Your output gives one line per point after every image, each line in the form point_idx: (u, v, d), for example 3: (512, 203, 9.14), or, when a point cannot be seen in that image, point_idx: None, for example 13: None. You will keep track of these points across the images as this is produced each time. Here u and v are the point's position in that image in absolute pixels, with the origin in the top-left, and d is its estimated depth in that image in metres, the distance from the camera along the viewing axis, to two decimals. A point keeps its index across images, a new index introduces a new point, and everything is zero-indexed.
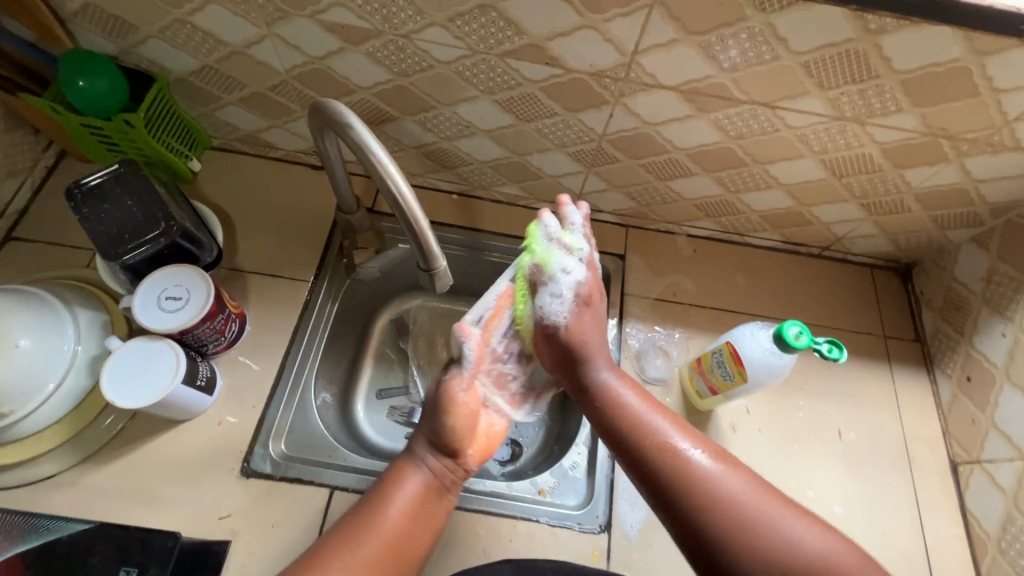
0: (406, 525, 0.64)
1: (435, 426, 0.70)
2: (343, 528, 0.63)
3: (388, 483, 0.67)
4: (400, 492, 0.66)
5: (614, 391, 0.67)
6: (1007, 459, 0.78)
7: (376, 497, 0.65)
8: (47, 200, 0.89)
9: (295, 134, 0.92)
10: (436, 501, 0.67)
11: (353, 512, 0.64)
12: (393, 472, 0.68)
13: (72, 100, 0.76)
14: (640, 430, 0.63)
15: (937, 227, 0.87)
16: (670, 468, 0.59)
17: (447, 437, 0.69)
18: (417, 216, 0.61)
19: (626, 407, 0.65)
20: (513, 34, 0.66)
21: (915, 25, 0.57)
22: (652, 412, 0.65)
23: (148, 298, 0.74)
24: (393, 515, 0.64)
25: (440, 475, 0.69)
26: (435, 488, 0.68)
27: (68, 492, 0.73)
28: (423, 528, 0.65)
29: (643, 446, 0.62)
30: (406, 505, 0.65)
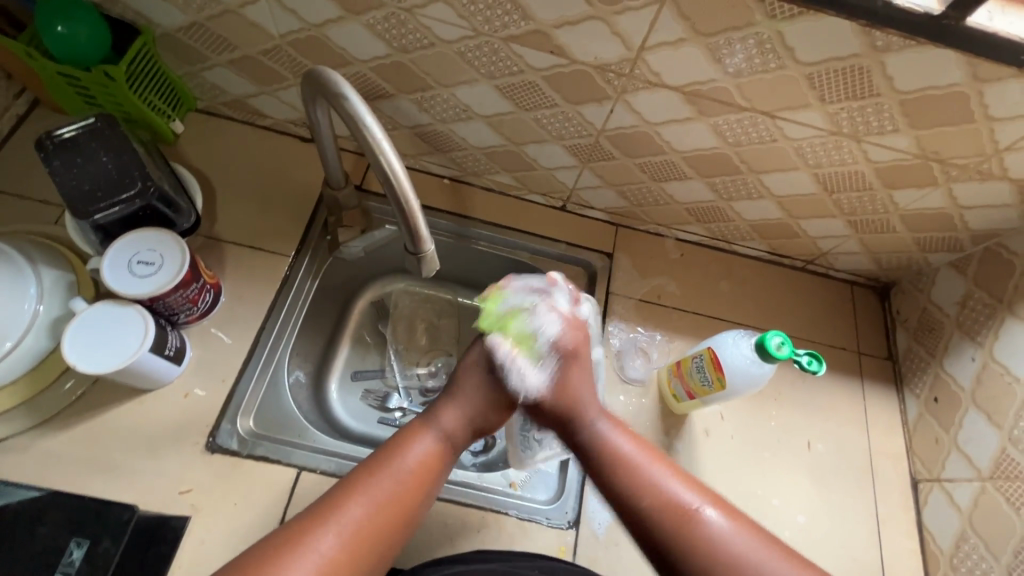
0: (413, 490, 0.56)
1: (468, 394, 0.64)
2: (343, 483, 0.55)
3: (397, 441, 0.59)
4: (408, 453, 0.58)
5: (609, 442, 0.61)
6: (966, 479, 0.80)
7: (384, 453, 0.58)
8: (14, 149, 0.85)
9: (285, 103, 0.89)
10: (444, 467, 0.60)
11: (349, 482, 0.55)
12: (403, 429, 0.61)
13: (50, 45, 0.72)
14: (653, 496, 0.56)
15: (918, 250, 0.88)
16: (666, 525, 0.54)
17: (469, 395, 0.64)
18: (409, 197, 0.59)
19: (625, 459, 0.59)
20: (520, 19, 0.64)
21: (920, 46, 0.57)
22: (656, 466, 0.58)
23: (119, 260, 0.71)
24: (397, 477, 0.56)
25: (453, 445, 0.62)
26: (446, 450, 0.61)
27: (19, 457, 0.70)
28: (428, 494, 0.58)
29: (647, 503, 0.56)
30: (418, 470, 0.57)
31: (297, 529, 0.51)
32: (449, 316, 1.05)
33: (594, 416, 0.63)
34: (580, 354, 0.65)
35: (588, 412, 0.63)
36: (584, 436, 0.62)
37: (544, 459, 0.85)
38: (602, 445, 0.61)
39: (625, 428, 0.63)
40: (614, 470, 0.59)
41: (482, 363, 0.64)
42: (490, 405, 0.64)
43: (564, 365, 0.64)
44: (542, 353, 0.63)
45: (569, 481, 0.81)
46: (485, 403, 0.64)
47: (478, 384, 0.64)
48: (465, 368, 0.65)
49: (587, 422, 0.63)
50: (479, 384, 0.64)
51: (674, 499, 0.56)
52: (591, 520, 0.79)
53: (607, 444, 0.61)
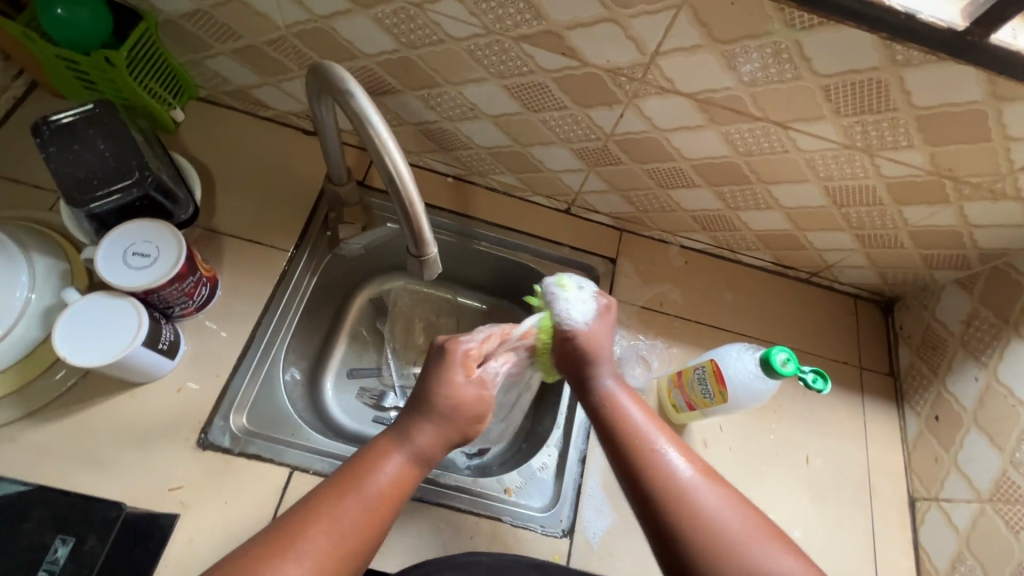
0: (382, 508, 0.55)
1: (438, 411, 0.63)
2: (310, 503, 0.53)
3: (359, 462, 0.58)
4: (371, 476, 0.56)
5: (618, 401, 0.65)
6: (965, 500, 0.80)
7: (347, 477, 0.56)
8: (11, 132, 0.83)
9: (289, 95, 0.87)
10: (412, 486, 0.59)
11: (306, 508, 0.53)
12: (365, 450, 0.60)
13: (50, 28, 0.70)
14: (637, 449, 0.60)
15: (925, 266, 0.87)
16: (647, 477, 0.57)
17: (437, 411, 0.63)
18: (413, 198, 0.58)
19: (625, 412, 0.64)
20: (532, 18, 0.63)
21: (942, 62, 0.55)
22: (646, 420, 0.63)
23: (114, 251, 0.69)
24: (354, 505, 0.54)
25: (423, 462, 0.61)
26: (413, 470, 0.59)
27: (7, 447, 0.69)
28: (396, 512, 0.57)
29: (633, 457, 0.59)
30: (386, 490, 0.56)
31: (253, 560, 0.48)
32: (448, 316, 1.04)
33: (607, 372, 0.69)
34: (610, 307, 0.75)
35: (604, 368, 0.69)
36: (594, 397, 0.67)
37: (541, 466, 0.83)
38: (607, 398, 0.66)
39: (634, 393, 0.67)
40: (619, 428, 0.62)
41: (448, 372, 0.66)
42: (459, 420, 0.64)
43: (601, 315, 0.73)
44: (587, 301, 0.73)
45: (565, 488, 0.81)
46: (454, 419, 0.64)
47: (448, 396, 0.64)
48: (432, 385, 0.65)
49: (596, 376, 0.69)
50: (448, 397, 0.64)
51: (666, 462, 0.58)
52: (586, 529, 0.78)
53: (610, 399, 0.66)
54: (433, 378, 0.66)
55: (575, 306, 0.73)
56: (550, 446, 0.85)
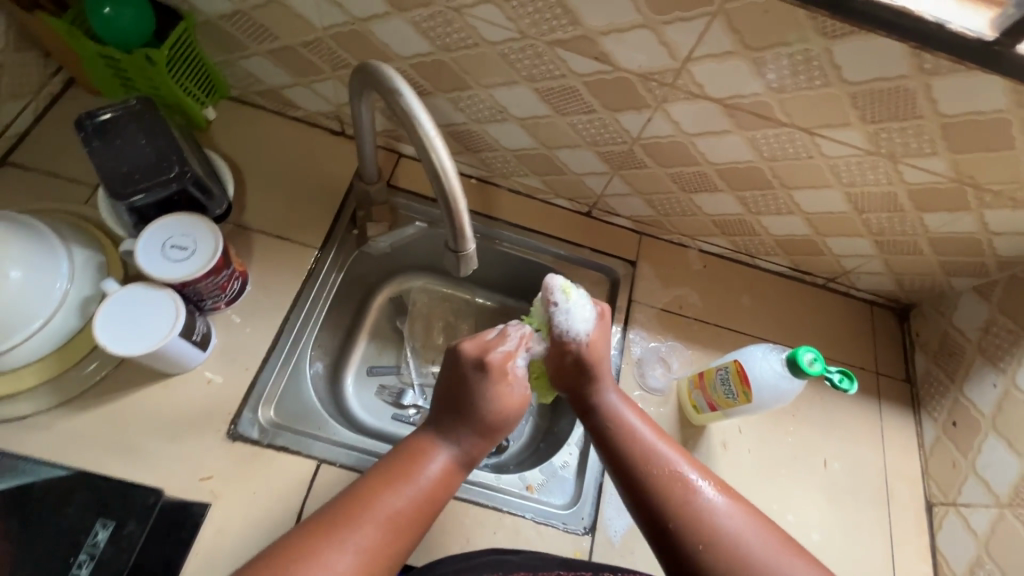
0: (421, 510, 0.55)
1: (475, 420, 0.60)
2: (342, 504, 0.53)
3: (404, 458, 0.58)
4: (417, 474, 0.57)
5: (622, 416, 0.66)
6: (983, 505, 0.80)
7: (388, 476, 0.56)
8: (48, 127, 0.85)
9: (320, 96, 0.89)
10: (457, 482, 0.60)
11: (349, 498, 0.54)
12: (409, 446, 0.59)
13: (97, 26, 0.72)
14: (655, 476, 0.60)
15: (943, 273, 0.88)
16: (666, 504, 0.58)
17: (482, 421, 0.61)
18: (456, 196, 0.59)
19: (632, 432, 0.64)
20: (568, 23, 0.64)
21: (969, 71, 0.57)
22: (658, 441, 0.64)
23: (152, 244, 0.71)
24: (399, 502, 0.54)
25: (462, 462, 0.60)
26: (458, 471, 0.60)
27: (42, 435, 0.70)
28: (436, 509, 0.57)
29: (652, 483, 0.60)
30: (428, 491, 0.56)
31: (304, 546, 0.50)
32: (467, 316, 1.05)
33: (608, 388, 0.69)
34: (605, 314, 0.71)
35: (606, 382, 0.69)
36: (595, 413, 0.68)
37: (562, 464, 0.85)
38: (611, 421, 0.66)
39: (634, 406, 0.68)
40: (625, 441, 0.64)
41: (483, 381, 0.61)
42: (497, 424, 0.62)
43: (598, 324, 0.70)
44: (586, 308, 0.69)
45: (586, 487, 0.82)
46: (501, 428, 0.62)
47: (496, 407, 0.61)
48: (469, 391, 0.61)
49: (599, 394, 0.68)
50: (496, 409, 0.61)
51: (678, 471, 0.60)
52: (607, 527, 0.79)
53: (615, 420, 0.66)
54: (478, 387, 0.61)
55: (578, 317, 0.68)
56: (571, 444, 0.87)
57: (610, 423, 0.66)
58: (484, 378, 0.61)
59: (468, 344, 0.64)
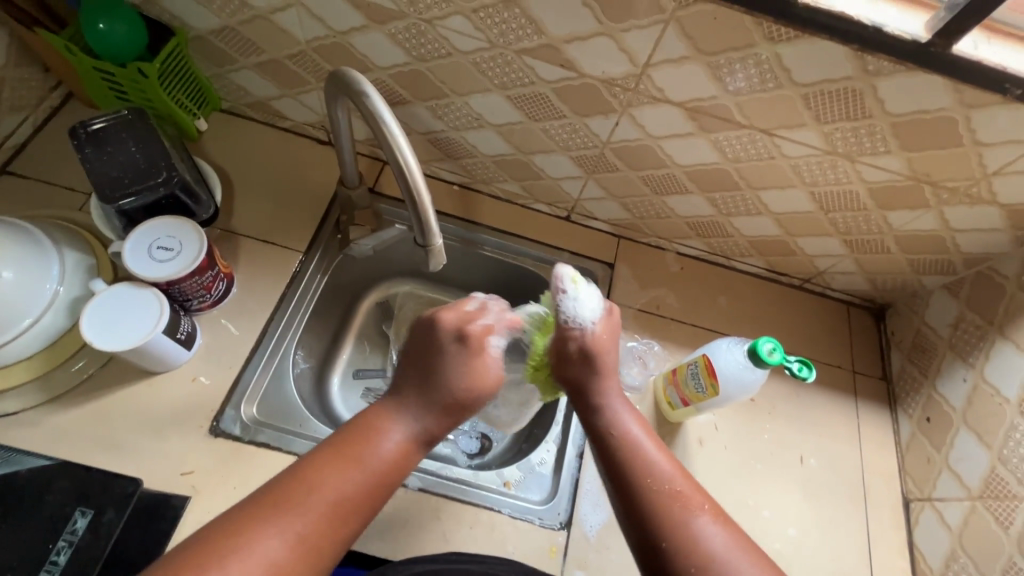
0: (370, 486, 0.53)
1: (436, 389, 0.60)
2: (294, 485, 0.51)
3: (360, 432, 0.56)
4: (376, 443, 0.55)
5: (623, 426, 0.62)
6: (956, 499, 0.81)
7: (342, 450, 0.54)
8: (46, 139, 0.89)
9: (306, 106, 0.93)
10: (415, 460, 0.58)
11: (299, 476, 0.52)
12: (371, 413, 0.58)
13: (90, 41, 0.76)
14: (649, 493, 0.57)
15: (912, 271, 0.90)
16: (661, 528, 0.54)
17: (449, 394, 0.60)
18: (421, 192, 0.62)
19: (632, 443, 0.61)
20: (533, 33, 0.68)
21: (910, 71, 0.60)
22: (659, 453, 0.60)
23: (140, 245, 0.74)
24: (351, 475, 0.53)
25: (426, 434, 0.58)
26: (420, 445, 0.58)
27: (29, 430, 0.72)
28: (389, 487, 0.55)
29: (646, 500, 0.56)
30: (382, 464, 0.55)
31: (245, 519, 0.48)
32: None
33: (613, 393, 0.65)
34: (613, 312, 0.71)
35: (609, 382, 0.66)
36: (594, 416, 0.64)
37: (539, 461, 0.87)
38: (614, 432, 0.62)
39: (640, 417, 0.64)
40: (625, 456, 0.60)
41: (455, 357, 0.61)
42: (464, 394, 0.61)
43: (604, 318, 0.69)
44: (594, 301, 0.69)
45: (563, 482, 0.83)
46: (470, 405, 0.62)
47: (468, 386, 0.61)
48: (443, 360, 0.61)
49: (604, 395, 0.65)
50: (467, 382, 0.61)
51: (677, 492, 0.56)
52: (583, 523, 0.80)
53: (618, 429, 0.62)
54: (453, 360, 0.62)
55: (585, 307, 0.68)
56: (548, 442, 0.88)
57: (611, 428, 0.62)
58: (468, 342, 0.63)
59: (450, 314, 0.65)
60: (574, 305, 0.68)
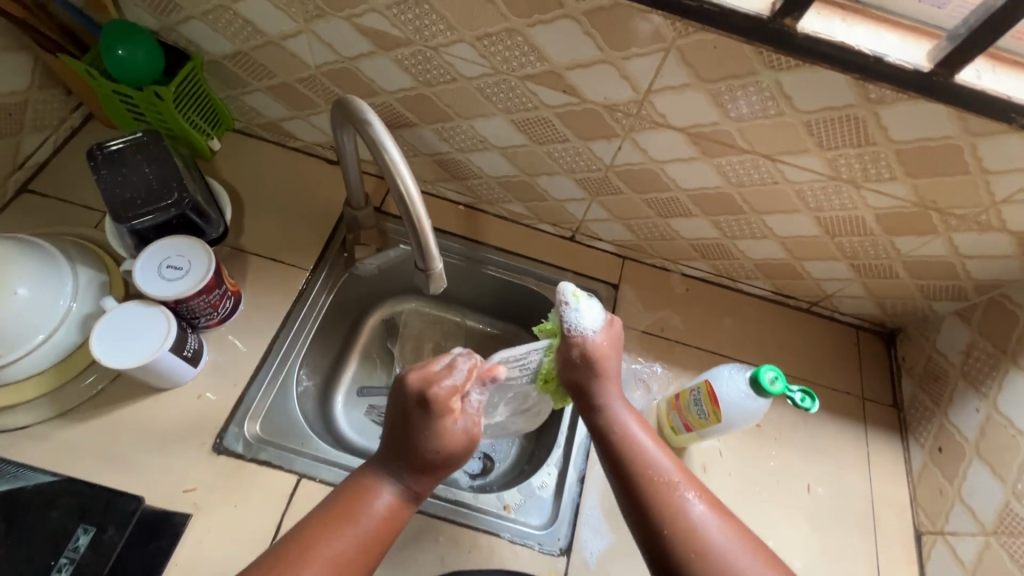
0: (364, 548, 0.57)
1: (410, 454, 0.61)
2: (292, 551, 0.55)
3: (347, 498, 0.59)
4: (360, 510, 0.59)
5: (621, 421, 0.67)
6: (970, 533, 0.78)
7: (332, 518, 0.57)
8: (66, 158, 0.92)
9: (316, 127, 0.95)
10: (406, 515, 0.61)
11: (295, 543, 0.56)
12: (354, 482, 0.61)
13: (109, 66, 0.78)
14: (650, 485, 0.61)
15: (923, 297, 0.89)
16: (659, 511, 0.59)
17: (424, 459, 0.61)
18: (421, 217, 0.63)
19: (632, 439, 0.65)
20: (536, 60, 0.69)
21: (913, 99, 0.60)
22: (657, 448, 0.64)
23: (150, 264, 0.76)
24: (343, 542, 0.56)
25: (410, 494, 0.61)
26: (403, 506, 0.61)
27: (38, 444, 0.74)
28: (386, 542, 0.59)
29: (647, 491, 0.60)
30: (370, 529, 0.58)
31: None
32: (455, 339, 1.08)
33: (612, 393, 0.69)
34: (614, 322, 0.72)
35: (609, 387, 0.69)
36: (596, 419, 0.68)
37: (540, 485, 0.84)
38: (614, 426, 0.66)
39: (637, 413, 0.69)
40: (625, 447, 0.64)
41: (423, 421, 0.62)
42: (440, 456, 0.62)
43: (606, 327, 0.70)
44: (596, 311, 0.70)
45: (563, 507, 0.82)
46: (448, 463, 0.63)
47: (441, 448, 0.61)
48: (411, 426, 0.62)
49: (605, 398, 0.69)
50: (441, 447, 0.61)
51: (672, 480, 0.61)
52: (583, 549, 0.79)
53: (619, 426, 0.66)
54: (421, 426, 0.62)
55: (587, 318, 0.69)
56: (549, 465, 0.86)
57: (614, 431, 0.66)
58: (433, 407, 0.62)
59: (414, 376, 0.64)
60: (576, 321, 0.69)
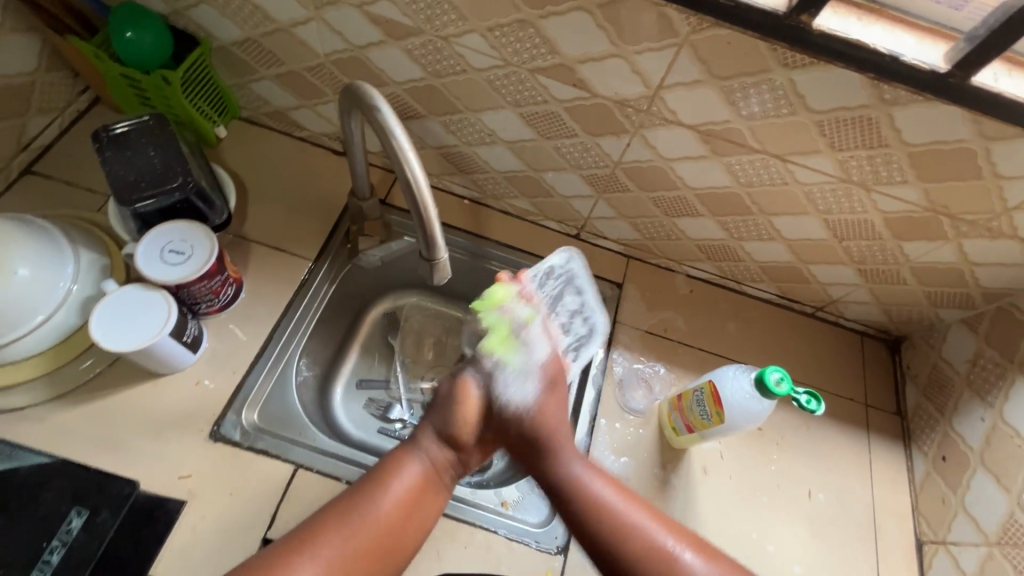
0: (394, 515, 0.64)
1: (438, 415, 0.75)
2: (335, 511, 0.63)
3: (386, 471, 0.68)
4: (401, 478, 0.67)
5: (586, 483, 0.68)
6: (972, 544, 0.78)
7: (368, 488, 0.65)
8: (72, 141, 0.92)
9: (323, 117, 0.94)
10: (432, 488, 0.69)
11: (338, 509, 0.63)
12: (393, 457, 0.70)
13: (118, 48, 0.78)
14: (623, 547, 0.63)
15: (929, 304, 0.88)
16: (637, 564, 0.62)
17: (448, 422, 0.74)
18: (427, 206, 0.63)
19: (600, 502, 0.66)
20: (547, 52, 0.69)
21: (927, 101, 0.59)
22: (626, 505, 0.66)
23: (152, 248, 0.75)
24: (388, 504, 0.64)
25: (434, 466, 0.71)
26: (429, 475, 0.70)
27: (34, 426, 0.73)
28: (416, 511, 0.66)
29: (621, 554, 0.63)
30: (402, 495, 0.66)
31: (296, 544, 0.59)
32: (456, 334, 1.07)
33: (572, 460, 0.71)
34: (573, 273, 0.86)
35: (563, 458, 0.72)
36: (558, 489, 0.69)
37: (538, 482, 0.86)
38: (576, 491, 0.68)
39: (599, 470, 0.71)
40: (590, 513, 0.66)
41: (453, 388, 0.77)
42: (455, 421, 0.74)
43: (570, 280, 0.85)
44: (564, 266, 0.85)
45: None
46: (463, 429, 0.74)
47: (457, 413, 0.74)
48: (439, 393, 0.78)
49: (563, 468, 0.71)
50: (461, 408, 0.75)
51: (649, 536, 0.63)
52: (581, 548, 0.78)
53: (584, 490, 0.68)
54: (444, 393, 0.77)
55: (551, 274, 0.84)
56: None
57: (580, 492, 0.68)
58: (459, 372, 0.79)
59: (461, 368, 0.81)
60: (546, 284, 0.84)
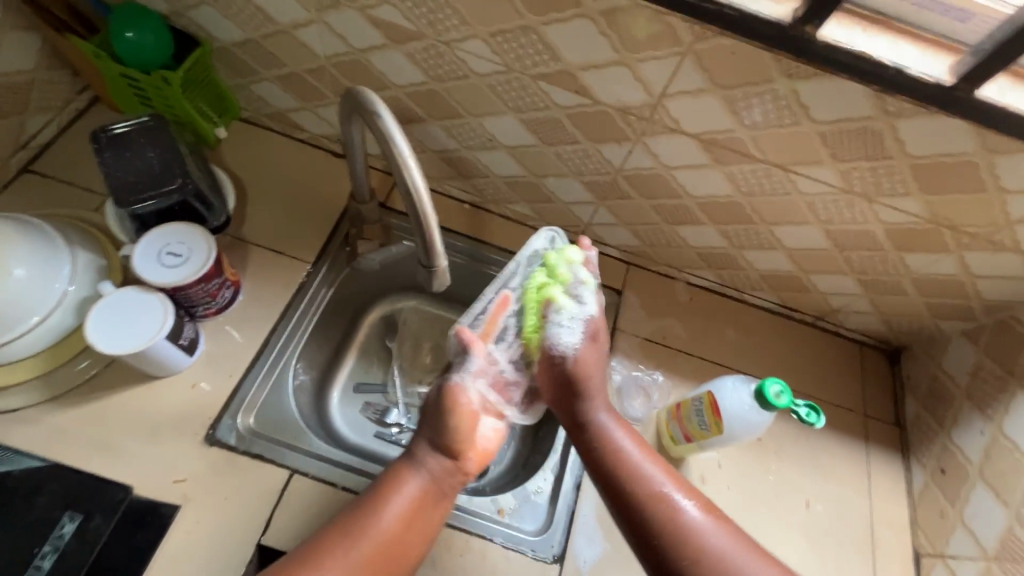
0: (395, 532, 0.64)
1: (433, 426, 0.71)
2: (338, 530, 0.62)
3: (385, 488, 0.67)
4: (399, 494, 0.66)
5: (610, 431, 0.70)
6: (971, 557, 0.77)
7: (368, 508, 0.64)
8: (70, 139, 0.91)
9: (323, 119, 0.94)
10: (434, 500, 0.68)
11: (340, 527, 0.63)
12: (393, 473, 0.68)
13: (118, 48, 0.78)
14: (637, 490, 0.64)
15: (930, 315, 0.88)
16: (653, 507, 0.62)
17: (443, 436, 0.70)
18: (427, 212, 0.62)
19: (623, 453, 0.68)
20: (550, 59, 0.68)
21: (931, 114, 0.59)
22: (646, 458, 0.67)
23: (149, 251, 0.75)
24: (388, 521, 0.64)
25: (434, 479, 0.69)
26: (430, 488, 0.68)
27: (27, 428, 0.72)
28: (418, 526, 0.66)
29: (640, 503, 0.63)
30: (402, 512, 0.65)
31: (303, 561, 0.59)
32: None
33: (599, 406, 0.73)
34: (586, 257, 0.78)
35: (593, 398, 0.73)
36: (583, 435, 0.71)
37: (535, 489, 0.83)
38: (600, 438, 0.70)
39: (624, 423, 0.72)
40: (613, 457, 0.68)
41: (440, 403, 0.71)
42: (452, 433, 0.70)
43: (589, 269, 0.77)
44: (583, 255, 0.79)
45: (557, 514, 0.80)
46: (460, 441, 0.71)
47: (451, 424, 0.70)
48: (427, 405, 0.73)
49: (592, 411, 0.72)
50: (454, 421, 0.70)
51: (662, 489, 0.64)
52: (576, 557, 0.78)
53: (604, 437, 0.70)
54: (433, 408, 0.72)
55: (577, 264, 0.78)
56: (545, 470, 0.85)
57: (602, 445, 0.69)
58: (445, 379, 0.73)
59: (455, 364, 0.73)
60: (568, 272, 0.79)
